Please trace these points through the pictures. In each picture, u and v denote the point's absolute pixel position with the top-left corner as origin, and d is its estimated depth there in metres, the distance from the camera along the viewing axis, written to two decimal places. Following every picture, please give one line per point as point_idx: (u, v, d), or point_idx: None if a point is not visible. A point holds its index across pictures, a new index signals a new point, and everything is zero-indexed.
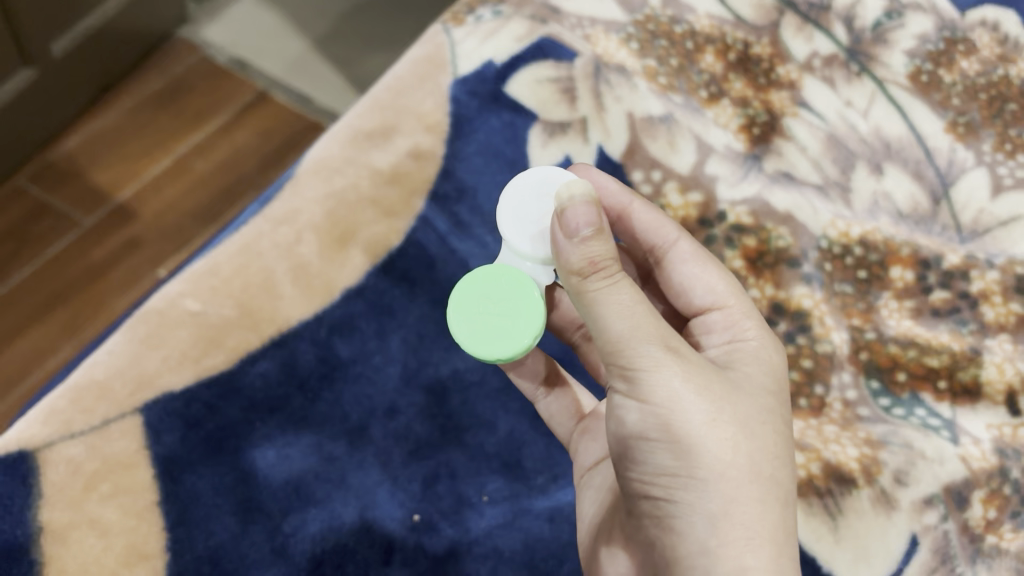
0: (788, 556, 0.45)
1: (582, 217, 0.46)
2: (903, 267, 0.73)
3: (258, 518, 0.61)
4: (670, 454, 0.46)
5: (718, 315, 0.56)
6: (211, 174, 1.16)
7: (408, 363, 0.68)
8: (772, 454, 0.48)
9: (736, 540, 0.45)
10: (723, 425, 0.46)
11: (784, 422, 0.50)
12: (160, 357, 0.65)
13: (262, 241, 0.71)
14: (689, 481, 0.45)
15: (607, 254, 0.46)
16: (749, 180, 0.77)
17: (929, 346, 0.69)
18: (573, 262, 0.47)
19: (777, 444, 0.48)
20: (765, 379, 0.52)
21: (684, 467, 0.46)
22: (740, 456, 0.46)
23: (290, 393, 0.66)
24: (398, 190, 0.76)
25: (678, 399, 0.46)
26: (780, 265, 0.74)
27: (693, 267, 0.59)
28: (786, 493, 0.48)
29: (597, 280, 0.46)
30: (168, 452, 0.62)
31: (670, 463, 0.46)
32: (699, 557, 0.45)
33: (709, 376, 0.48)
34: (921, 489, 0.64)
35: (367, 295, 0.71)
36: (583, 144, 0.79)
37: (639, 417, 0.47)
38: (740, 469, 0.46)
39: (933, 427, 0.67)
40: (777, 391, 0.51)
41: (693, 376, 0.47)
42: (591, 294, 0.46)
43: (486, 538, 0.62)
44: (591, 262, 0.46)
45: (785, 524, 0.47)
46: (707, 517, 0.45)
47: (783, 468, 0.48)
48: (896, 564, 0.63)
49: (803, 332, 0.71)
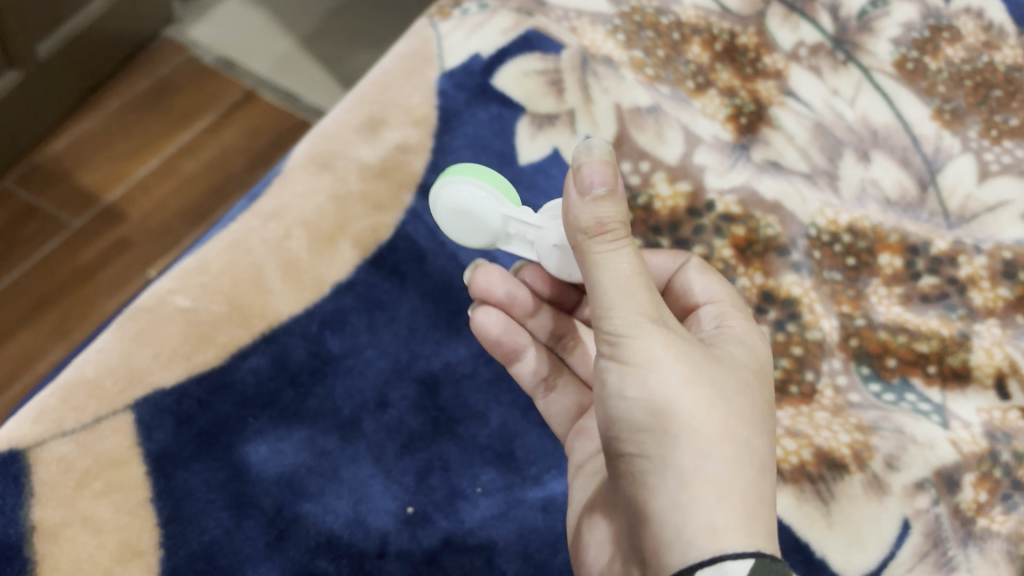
0: (762, 521, 0.43)
1: (598, 176, 0.46)
2: (891, 253, 0.73)
3: (251, 513, 0.61)
4: (644, 410, 0.45)
5: (711, 307, 0.57)
6: (201, 172, 1.16)
7: (399, 356, 0.68)
8: (751, 421, 0.47)
9: (707, 496, 0.43)
10: (699, 387, 0.45)
11: (764, 400, 0.49)
12: (151, 354, 0.64)
13: (251, 237, 0.71)
14: (663, 437, 0.45)
15: (615, 215, 0.46)
16: (736, 169, 0.77)
17: (918, 332, 0.70)
18: (582, 220, 0.46)
19: (754, 415, 0.47)
20: (746, 358, 0.51)
21: (658, 424, 0.45)
22: (715, 417, 0.45)
23: (281, 388, 0.66)
24: (387, 184, 0.76)
25: (656, 360, 0.45)
26: (769, 253, 0.74)
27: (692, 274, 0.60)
28: (763, 463, 0.46)
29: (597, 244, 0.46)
30: (160, 448, 0.61)
31: (645, 421, 0.45)
32: (668, 512, 0.43)
33: (690, 344, 0.47)
34: (912, 474, 0.65)
35: (357, 289, 0.71)
36: (571, 136, 0.79)
37: (618, 378, 0.47)
38: (715, 428, 0.45)
39: (924, 411, 0.67)
40: (759, 368, 0.51)
41: (676, 341, 0.46)
42: (593, 256, 0.46)
43: (480, 529, 0.62)
44: (599, 222, 0.46)
45: (760, 488, 0.45)
46: (677, 472, 0.44)
47: (759, 438, 0.47)
48: (890, 548, 0.63)
49: (793, 320, 0.71)
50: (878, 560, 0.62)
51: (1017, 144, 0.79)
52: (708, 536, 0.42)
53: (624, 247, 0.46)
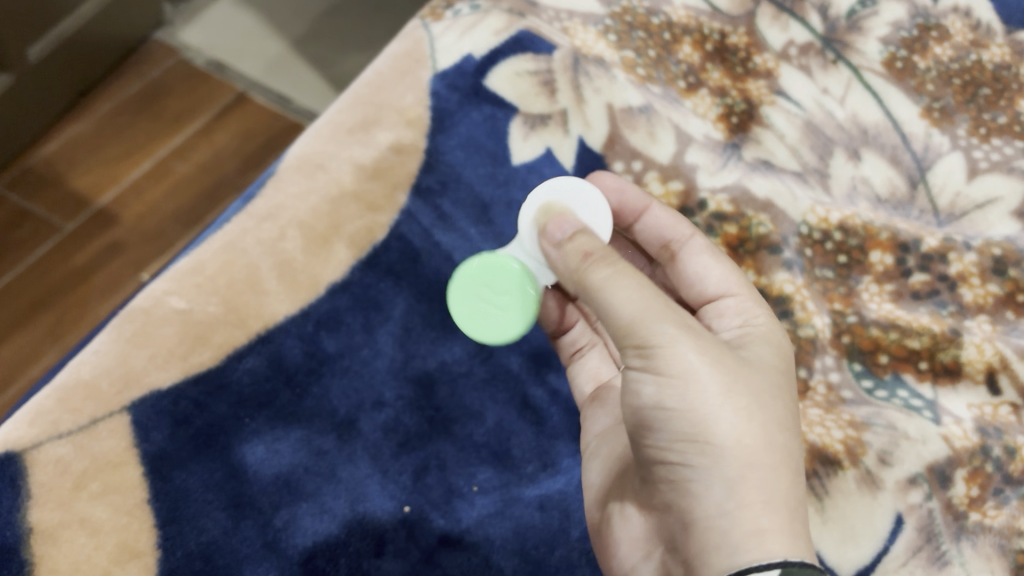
0: (800, 525, 0.45)
1: (560, 226, 0.52)
2: (882, 251, 0.74)
3: (248, 513, 0.61)
4: (686, 422, 0.45)
5: (732, 301, 0.56)
6: (194, 175, 1.16)
7: (395, 356, 0.69)
8: (783, 422, 0.47)
9: (752, 503, 0.44)
10: (738, 396, 0.45)
11: (792, 404, 0.49)
12: (147, 355, 0.64)
13: (246, 238, 0.70)
14: (706, 447, 0.44)
15: (598, 247, 0.49)
16: (728, 168, 0.78)
17: (909, 328, 0.71)
18: (571, 263, 0.49)
19: (787, 417, 0.48)
20: (774, 363, 0.51)
21: (700, 434, 0.44)
22: (756, 426, 0.45)
23: (277, 388, 0.66)
24: (381, 184, 0.76)
25: (694, 371, 0.45)
26: (761, 251, 0.75)
27: (706, 258, 0.59)
28: (797, 462, 0.47)
29: (597, 268, 0.46)
30: (157, 450, 0.61)
31: (687, 431, 0.45)
32: (715, 518, 0.44)
33: (721, 351, 0.47)
34: (904, 470, 0.65)
35: (352, 289, 0.71)
36: (564, 136, 0.80)
37: (655, 390, 0.45)
38: (755, 438, 0.45)
39: (916, 407, 0.68)
40: (786, 376, 0.51)
41: (707, 347, 0.46)
42: (598, 281, 0.46)
43: (477, 527, 0.62)
44: (587, 255, 0.48)
45: (797, 488, 0.46)
46: (723, 481, 0.44)
47: (791, 439, 0.48)
48: (883, 543, 0.64)
49: (786, 317, 0.72)
50: (872, 554, 0.63)
51: (1006, 142, 0.80)
52: (755, 540, 0.43)
53: (621, 268, 0.47)
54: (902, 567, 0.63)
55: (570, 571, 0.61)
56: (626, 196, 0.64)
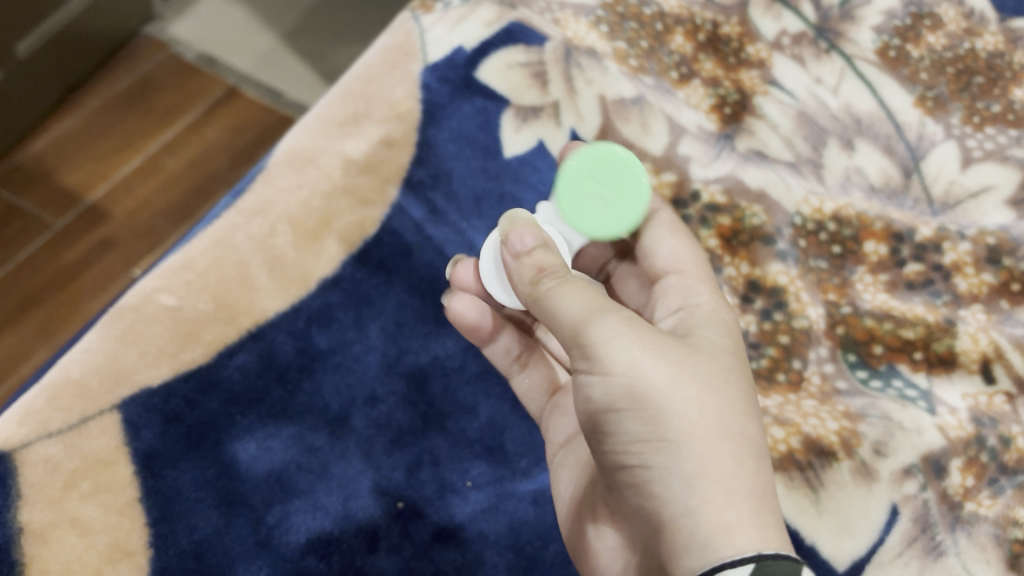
0: (768, 512, 0.43)
1: (522, 235, 0.49)
2: (877, 241, 0.75)
3: (240, 510, 0.59)
4: (638, 420, 0.44)
5: (673, 277, 0.57)
6: (184, 172, 1.15)
7: (387, 351, 0.68)
8: (736, 409, 0.46)
9: (715, 496, 0.42)
10: (688, 385, 0.44)
11: (748, 385, 0.48)
12: (137, 353, 0.63)
13: (236, 234, 0.70)
14: (662, 444, 0.43)
15: (552, 261, 0.48)
16: (721, 159, 0.79)
17: (904, 318, 0.72)
18: (526, 278, 0.48)
19: (742, 401, 0.46)
20: (725, 344, 0.50)
21: (654, 430, 0.44)
22: (709, 416, 0.44)
23: (269, 385, 0.65)
24: (372, 178, 0.75)
25: (638, 365, 0.44)
26: (754, 242, 0.76)
27: (663, 232, 0.59)
28: (757, 447, 0.46)
29: (546, 279, 0.46)
30: (148, 447, 0.60)
31: (642, 430, 0.44)
32: (681, 518, 0.43)
33: (664, 342, 0.46)
34: (899, 460, 0.67)
35: (344, 285, 0.70)
36: (556, 128, 0.80)
37: (604, 391, 0.45)
38: (709, 428, 0.44)
39: (910, 397, 0.70)
40: (739, 354, 0.50)
41: (650, 341, 0.45)
42: (543, 293, 0.46)
43: (470, 522, 0.62)
44: (541, 267, 0.47)
45: (761, 476, 0.45)
46: (683, 478, 0.43)
47: (750, 425, 0.46)
48: (878, 534, 0.66)
49: (780, 308, 0.73)
50: (868, 545, 0.65)
51: (1000, 130, 0.80)
52: (722, 535, 0.41)
53: (570, 281, 0.46)
54: (897, 558, 0.65)
55: (564, 566, 0.61)
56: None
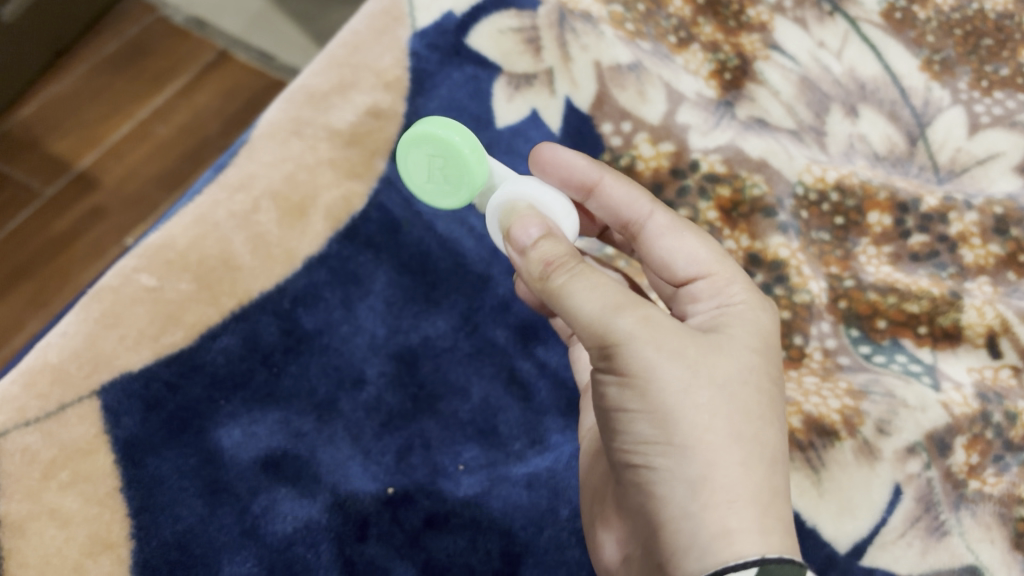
0: (775, 516, 0.42)
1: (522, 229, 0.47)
2: (880, 212, 0.73)
3: (225, 499, 0.58)
4: (647, 422, 0.42)
5: (702, 283, 0.51)
6: (174, 138, 1.12)
7: (376, 332, 0.66)
8: (751, 414, 0.44)
9: (717, 503, 0.41)
10: (702, 389, 0.42)
11: (769, 384, 0.46)
12: (117, 337, 0.61)
13: (218, 211, 0.67)
14: (668, 448, 0.42)
15: (558, 251, 0.45)
16: (721, 128, 0.76)
17: (908, 292, 0.70)
18: (533, 269, 0.45)
19: (760, 404, 0.44)
20: (750, 341, 0.47)
21: (662, 434, 0.42)
22: (721, 421, 0.42)
23: (253, 368, 0.63)
24: (359, 151, 0.73)
25: (653, 366, 0.42)
26: (755, 215, 0.73)
27: (670, 238, 0.53)
28: (771, 452, 0.44)
29: (559, 270, 0.44)
30: (129, 435, 0.58)
31: (649, 432, 0.42)
32: (681, 523, 0.42)
33: (684, 339, 0.43)
34: (904, 438, 0.65)
35: (330, 262, 0.67)
36: (550, 96, 0.77)
37: (616, 389, 0.43)
38: (720, 433, 0.42)
39: (914, 372, 0.68)
40: (765, 352, 0.47)
41: (670, 339, 0.43)
42: (556, 286, 0.43)
43: (463, 508, 0.61)
44: (547, 262, 0.44)
45: (772, 483, 0.43)
46: (686, 484, 0.42)
47: (766, 429, 0.44)
48: (881, 514, 0.64)
49: (781, 282, 0.71)
50: (871, 526, 0.64)
51: (1008, 95, 0.78)
52: (720, 543, 0.40)
53: (581, 272, 0.44)
54: (900, 537, 0.63)
55: (559, 551, 0.59)
56: (574, 173, 0.57)
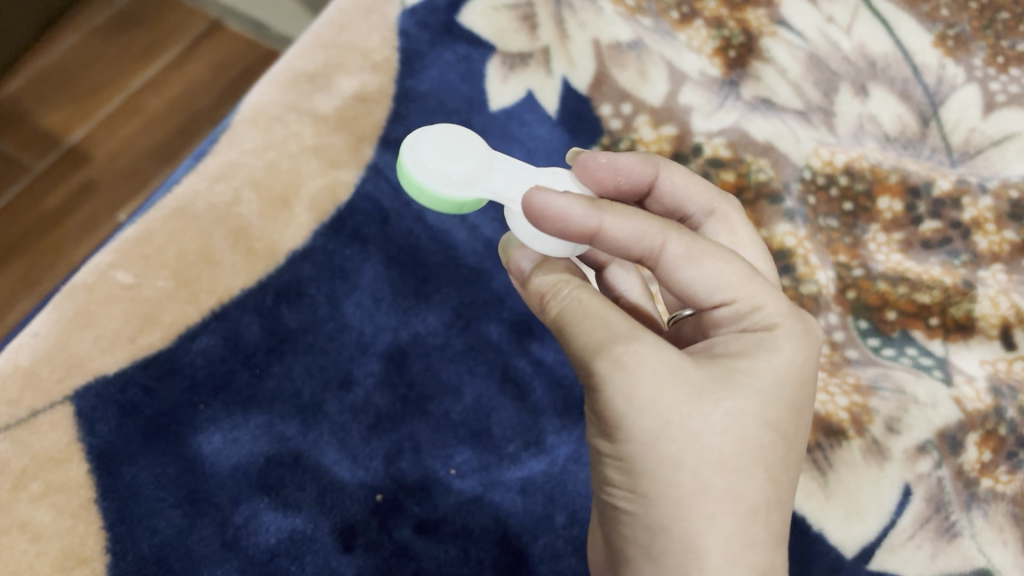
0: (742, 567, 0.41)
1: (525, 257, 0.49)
2: (891, 196, 0.71)
3: (205, 510, 0.55)
4: (617, 467, 0.43)
5: (725, 309, 0.47)
6: (169, 113, 1.06)
7: (364, 330, 0.63)
8: (727, 466, 0.42)
9: (674, 553, 0.41)
10: (671, 442, 0.41)
11: (767, 425, 0.43)
12: (92, 338, 0.58)
13: (198, 202, 0.64)
14: (634, 494, 0.42)
15: (556, 280, 0.46)
16: (726, 109, 0.73)
17: (919, 282, 0.68)
18: (534, 298, 0.47)
19: (745, 450, 0.42)
20: (754, 380, 0.43)
21: (628, 481, 0.42)
22: (690, 475, 0.41)
23: (234, 370, 0.60)
24: (345, 137, 0.69)
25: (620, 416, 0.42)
26: (761, 201, 0.71)
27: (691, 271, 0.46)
28: (753, 501, 0.42)
29: (551, 304, 0.46)
30: (104, 443, 0.56)
31: (620, 475, 0.43)
32: (643, 564, 0.43)
33: (665, 385, 0.41)
34: (914, 437, 0.64)
35: (315, 257, 0.64)
36: (546, 76, 0.74)
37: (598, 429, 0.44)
38: (687, 486, 0.41)
39: (925, 366, 0.66)
40: (772, 389, 0.43)
41: (643, 386, 0.41)
42: (550, 317, 0.45)
43: (455, 515, 0.58)
44: (542, 294, 0.46)
45: (741, 536, 0.41)
46: (648, 530, 0.42)
47: (752, 477, 0.42)
48: (890, 517, 0.62)
49: (788, 273, 0.68)
50: (878, 529, 0.62)
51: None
52: None
53: (572, 302, 0.45)
54: (909, 540, 0.62)
55: (556, 561, 0.58)
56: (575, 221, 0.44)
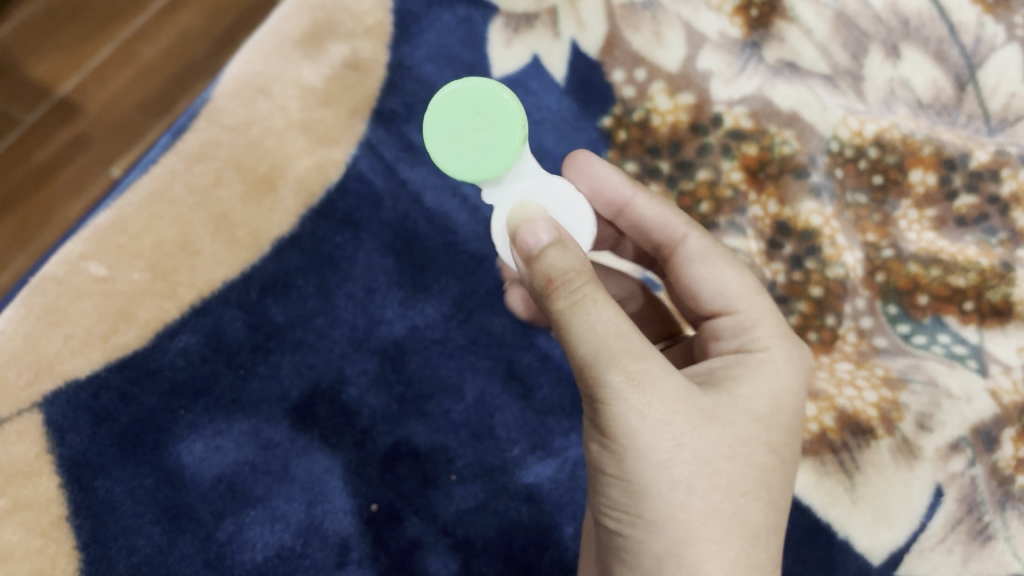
0: None
1: (541, 232, 0.38)
2: (924, 169, 0.63)
3: (186, 526, 0.52)
4: (622, 489, 0.37)
5: (726, 319, 0.45)
6: (163, 63, 0.81)
7: (357, 324, 0.58)
8: (735, 490, 0.38)
9: None
10: (683, 466, 0.37)
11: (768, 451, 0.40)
12: (62, 337, 0.54)
13: (175, 185, 0.59)
14: (638, 519, 0.37)
15: (568, 265, 0.36)
16: (747, 74, 0.66)
17: (954, 263, 0.61)
18: (537, 283, 0.37)
19: (748, 476, 0.39)
20: (756, 403, 0.40)
21: (634, 505, 0.37)
22: (700, 501, 0.37)
23: (216, 371, 0.55)
24: (334, 110, 0.64)
25: (633, 438, 0.36)
26: (785, 176, 0.65)
27: (705, 267, 0.47)
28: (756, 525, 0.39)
29: (557, 296, 0.36)
30: (76, 455, 0.52)
31: (623, 498, 0.38)
32: None
33: (677, 404, 0.37)
34: (945, 434, 0.58)
35: (304, 244, 0.59)
36: (553, 39, 0.68)
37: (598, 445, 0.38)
38: (696, 513, 0.37)
39: (958, 356, 0.60)
40: (774, 412, 0.41)
41: (658, 404, 0.36)
42: (557, 312, 0.36)
43: (457, 525, 0.54)
44: (547, 279, 0.37)
45: (748, 562, 0.38)
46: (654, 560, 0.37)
47: (754, 500, 0.39)
48: (919, 519, 0.57)
49: (812, 255, 0.63)
50: (908, 533, 0.57)
51: None
52: None
53: (588, 299, 0.36)
54: (940, 543, 0.57)
55: None
56: (602, 188, 0.50)
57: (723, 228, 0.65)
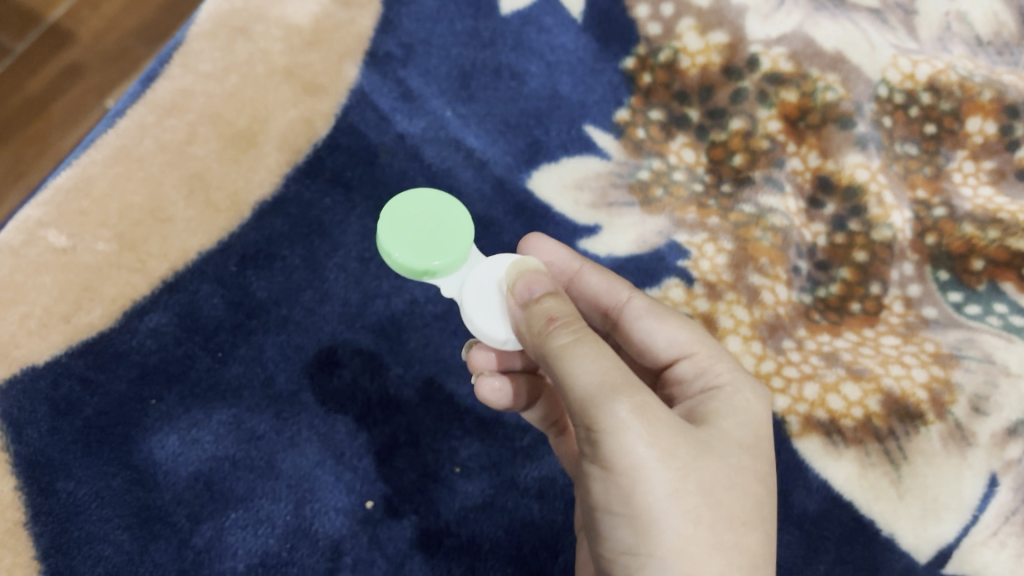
0: None
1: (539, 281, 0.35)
2: (983, 117, 0.54)
3: (159, 531, 0.46)
4: (630, 529, 0.32)
5: (686, 362, 0.39)
6: None
7: (349, 299, 0.52)
8: (738, 521, 0.33)
9: None
10: (693, 495, 0.32)
11: (764, 482, 0.35)
12: (18, 317, 0.48)
13: (144, 141, 0.53)
14: (652, 561, 0.32)
15: (567, 310, 0.34)
16: (786, 9, 0.57)
17: (1016, 223, 0.53)
18: (531, 329, 0.34)
19: (749, 506, 0.34)
20: (740, 433, 0.36)
21: (645, 544, 0.32)
22: (709, 532, 0.32)
23: (192, 353, 0.50)
24: (323, 55, 0.57)
25: (641, 466, 0.31)
26: (828, 126, 0.56)
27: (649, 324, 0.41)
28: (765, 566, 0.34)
29: (558, 333, 0.33)
30: (35, 453, 0.46)
31: (631, 539, 0.32)
32: None
33: (676, 432, 0.33)
34: (1003, 418, 0.49)
35: (288, 208, 0.54)
36: None
37: (602, 486, 0.33)
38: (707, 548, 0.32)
39: (1017, 328, 0.52)
40: (760, 441, 0.36)
41: (662, 433, 0.32)
42: (554, 348, 0.33)
43: (459, 525, 0.48)
44: (549, 317, 0.34)
45: None
46: None
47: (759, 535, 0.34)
48: (972, 513, 0.48)
49: (856, 215, 0.55)
50: (960, 529, 0.48)
51: None
52: None
53: (586, 338, 0.33)
54: (992, 538, 0.48)
55: None
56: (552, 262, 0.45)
57: (758, 185, 0.56)
